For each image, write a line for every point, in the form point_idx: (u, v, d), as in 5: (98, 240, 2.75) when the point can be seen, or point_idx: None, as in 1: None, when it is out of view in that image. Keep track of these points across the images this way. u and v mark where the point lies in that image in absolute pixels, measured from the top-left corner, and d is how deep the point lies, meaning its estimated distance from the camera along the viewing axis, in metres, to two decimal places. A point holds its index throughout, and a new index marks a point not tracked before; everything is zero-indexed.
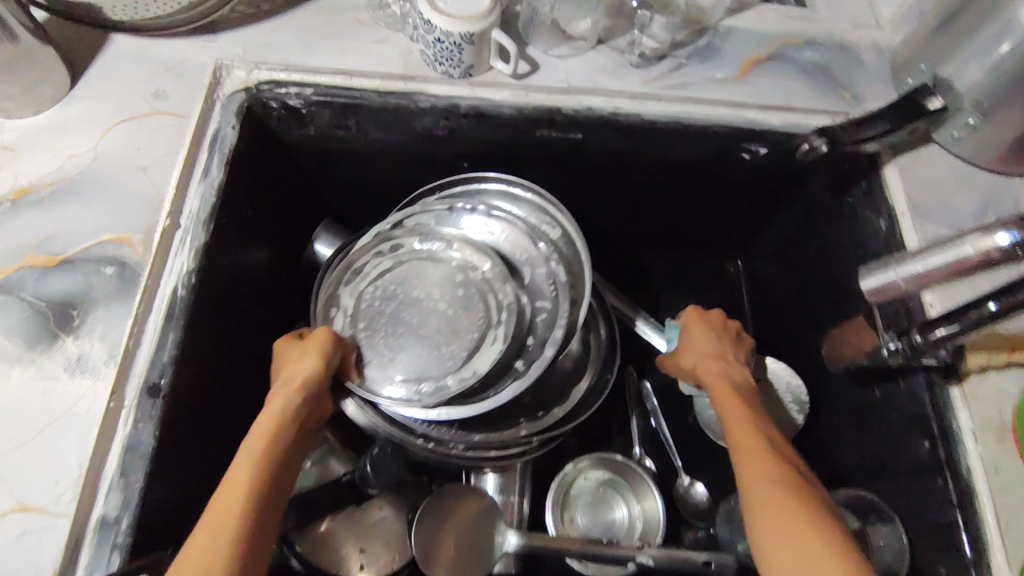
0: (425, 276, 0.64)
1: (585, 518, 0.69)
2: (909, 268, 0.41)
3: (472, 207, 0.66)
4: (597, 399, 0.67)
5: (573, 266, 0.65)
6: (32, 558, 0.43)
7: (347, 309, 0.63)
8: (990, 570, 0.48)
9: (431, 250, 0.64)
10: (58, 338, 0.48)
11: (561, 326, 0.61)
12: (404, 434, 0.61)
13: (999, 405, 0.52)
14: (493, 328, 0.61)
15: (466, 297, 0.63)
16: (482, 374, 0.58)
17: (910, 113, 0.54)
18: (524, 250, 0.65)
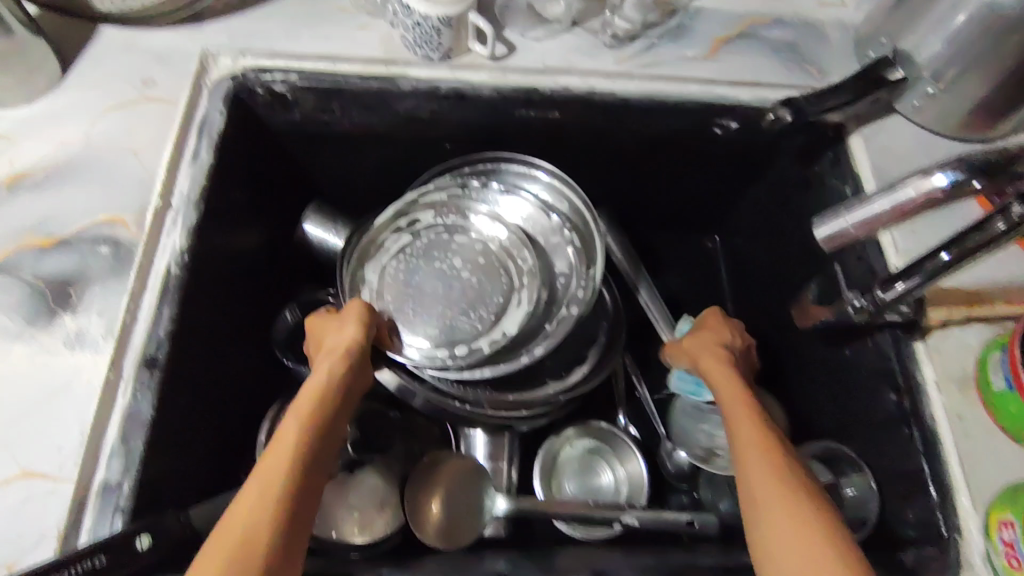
0: (446, 249, 0.68)
1: (573, 485, 0.71)
2: (860, 212, 0.38)
3: (486, 182, 0.70)
4: (615, 357, 0.70)
5: (585, 238, 0.70)
6: (39, 521, 0.45)
7: (371, 284, 0.67)
8: (955, 513, 0.53)
9: (446, 223, 0.70)
10: (57, 314, 0.51)
11: (582, 288, 0.67)
12: (441, 396, 0.62)
13: (961, 358, 0.57)
14: (517, 292, 0.67)
15: (489, 266, 0.68)
16: (512, 335, 0.64)
17: (869, 84, 0.62)
18: (537, 222, 0.71)
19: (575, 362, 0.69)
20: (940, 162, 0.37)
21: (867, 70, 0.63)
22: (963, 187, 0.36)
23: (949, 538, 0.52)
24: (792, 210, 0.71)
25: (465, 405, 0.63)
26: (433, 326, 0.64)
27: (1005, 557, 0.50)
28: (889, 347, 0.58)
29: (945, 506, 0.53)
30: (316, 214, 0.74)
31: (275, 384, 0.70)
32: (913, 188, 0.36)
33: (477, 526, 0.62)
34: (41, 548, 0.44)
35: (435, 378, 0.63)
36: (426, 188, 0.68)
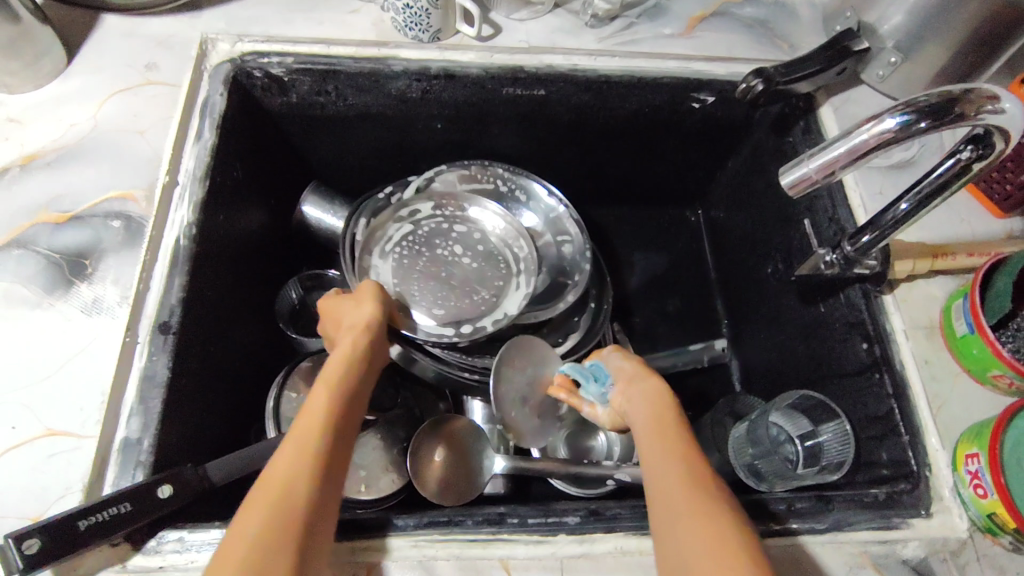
0: (446, 237, 0.75)
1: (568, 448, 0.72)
2: (820, 158, 0.42)
3: (491, 165, 0.76)
4: (605, 322, 0.73)
5: (583, 223, 0.77)
6: (63, 474, 0.47)
7: (376, 269, 0.70)
8: (925, 450, 0.56)
9: (444, 214, 0.76)
10: (74, 284, 0.54)
11: (587, 259, 0.74)
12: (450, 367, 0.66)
13: (928, 307, 0.61)
14: (514, 277, 0.74)
15: (487, 254, 0.75)
16: (513, 314, 0.70)
17: (836, 54, 0.66)
18: (540, 208, 0.77)
19: (569, 330, 0.72)
20: (889, 108, 0.42)
21: (833, 41, 0.67)
22: (911, 128, 0.41)
23: (919, 473, 0.55)
24: (767, 178, 0.74)
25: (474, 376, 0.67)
26: (439, 307, 0.70)
27: (971, 487, 0.52)
28: (860, 300, 0.61)
29: (915, 443, 0.56)
30: (314, 195, 0.77)
31: (275, 358, 0.72)
32: (866, 132, 0.41)
33: (476, 484, 0.64)
34: (66, 499, 0.47)
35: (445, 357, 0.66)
36: (440, 169, 0.75)
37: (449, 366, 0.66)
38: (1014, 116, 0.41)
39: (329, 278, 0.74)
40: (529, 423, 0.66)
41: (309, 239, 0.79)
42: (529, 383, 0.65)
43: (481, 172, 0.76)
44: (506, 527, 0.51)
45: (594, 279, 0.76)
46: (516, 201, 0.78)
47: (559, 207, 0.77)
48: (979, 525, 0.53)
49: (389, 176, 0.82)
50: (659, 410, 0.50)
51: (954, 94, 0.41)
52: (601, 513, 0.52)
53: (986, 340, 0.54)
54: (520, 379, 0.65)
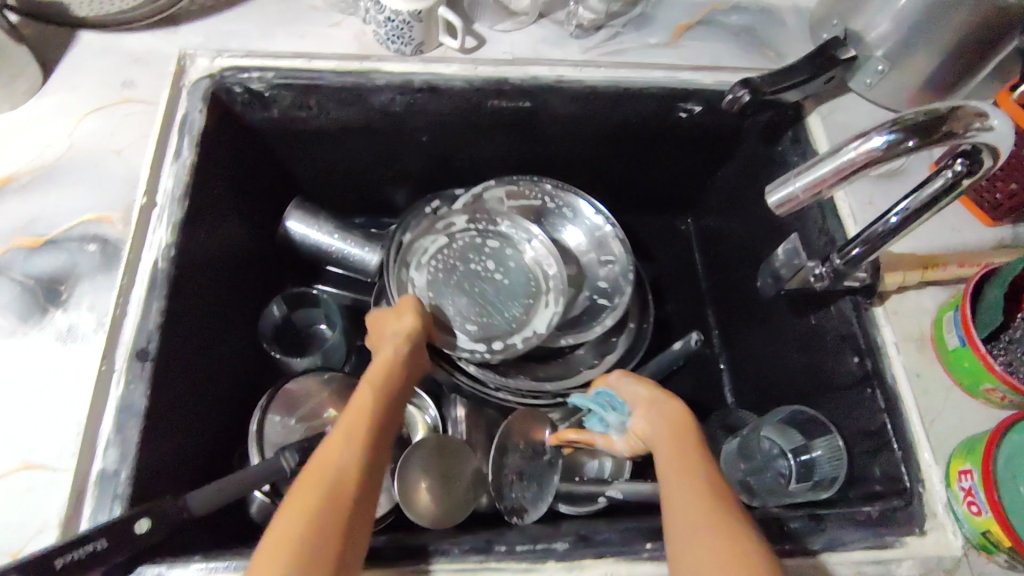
0: (480, 252, 0.74)
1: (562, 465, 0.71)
2: (807, 177, 0.41)
3: (539, 180, 0.76)
4: (642, 344, 0.75)
5: (628, 244, 0.76)
6: (39, 510, 0.46)
7: (414, 281, 0.71)
8: (918, 466, 0.55)
9: (480, 228, 0.74)
10: (49, 310, 0.53)
11: (629, 282, 0.74)
12: (481, 389, 0.67)
13: (918, 320, 0.60)
14: (544, 296, 0.73)
15: (519, 271, 0.74)
16: (542, 334, 0.70)
17: (823, 62, 0.65)
18: (587, 225, 0.77)
19: (605, 351, 0.73)
20: (877, 126, 0.41)
21: (820, 50, 0.66)
22: (899, 146, 0.40)
23: (912, 490, 0.55)
24: (758, 188, 0.73)
25: (503, 394, 0.68)
26: (471, 322, 0.70)
27: (966, 504, 0.52)
28: (850, 312, 0.61)
29: (908, 459, 0.55)
30: (299, 210, 0.77)
31: (259, 377, 0.71)
32: (853, 150, 0.40)
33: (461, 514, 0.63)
34: (42, 535, 0.46)
35: (479, 376, 0.67)
36: (489, 184, 0.74)
37: (479, 387, 0.67)
38: (1003, 133, 0.41)
39: (313, 295, 0.73)
40: (526, 493, 0.66)
41: (292, 251, 0.79)
42: (524, 456, 0.68)
43: (529, 187, 0.76)
44: (494, 554, 0.50)
45: (635, 299, 0.77)
46: (561, 217, 0.78)
47: (605, 226, 0.76)
48: (973, 542, 0.52)
49: (375, 189, 0.81)
50: (676, 426, 0.52)
51: (942, 112, 0.40)
52: (591, 537, 0.51)
53: (978, 354, 0.54)
54: (516, 455, 0.68)
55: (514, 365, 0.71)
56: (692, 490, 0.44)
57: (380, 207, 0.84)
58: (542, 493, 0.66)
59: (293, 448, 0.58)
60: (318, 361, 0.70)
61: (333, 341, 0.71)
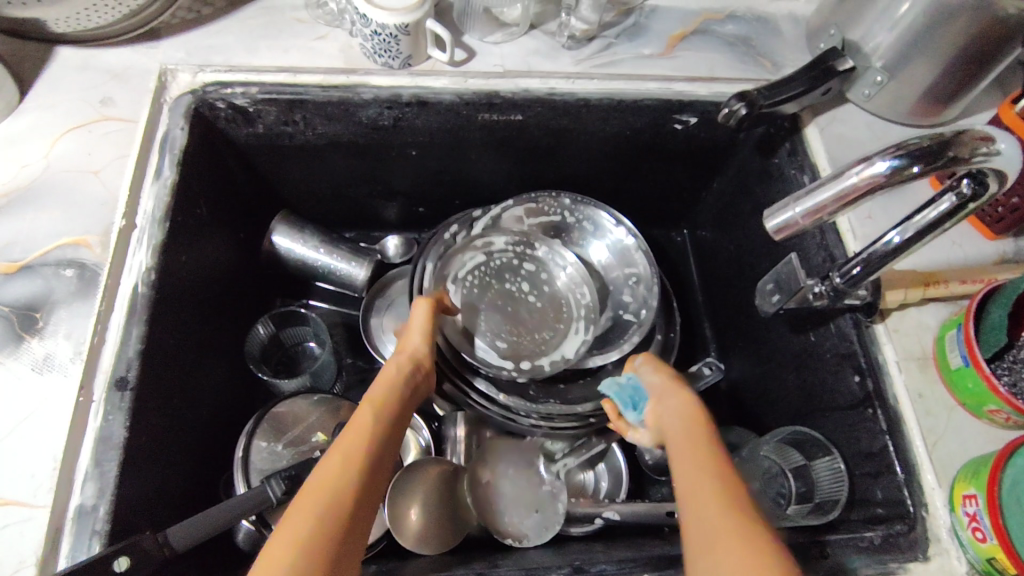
0: (515, 273, 0.72)
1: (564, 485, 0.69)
2: (806, 203, 0.41)
3: (557, 194, 0.75)
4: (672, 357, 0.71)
5: (653, 258, 0.74)
6: (14, 549, 0.44)
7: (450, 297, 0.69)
8: (921, 489, 0.54)
9: (515, 246, 0.73)
10: (24, 339, 0.51)
11: (655, 296, 0.72)
12: (505, 415, 0.64)
13: (919, 338, 0.59)
14: (574, 322, 0.71)
15: (553, 297, 0.72)
16: (570, 359, 0.68)
17: (820, 73, 0.64)
18: (613, 240, 0.75)
19: None
20: (880, 151, 0.41)
21: (817, 61, 0.65)
22: (902, 172, 0.40)
23: (916, 514, 0.53)
24: (754, 201, 0.71)
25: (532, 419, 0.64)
26: (502, 340, 0.69)
27: (971, 530, 0.50)
28: (850, 330, 0.59)
29: (911, 482, 0.54)
30: (285, 225, 0.74)
31: (245, 399, 0.69)
32: (855, 175, 0.40)
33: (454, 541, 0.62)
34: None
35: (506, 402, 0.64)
36: (507, 203, 0.74)
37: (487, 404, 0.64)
38: (1012, 157, 0.41)
39: (302, 315, 0.70)
40: (527, 521, 0.64)
41: (277, 268, 0.77)
42: (517, 484, 0.67)
43: (548, 203, 0.75)
44: None
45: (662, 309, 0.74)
46: (583, 231, 0.76)
47: (628, 238, 0.75)
48: (978, 568, 0.51)
49: (364, 204, 0.79)
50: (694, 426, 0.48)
51: (948, 136, 0.40)
52: (586, 569, 0.50)
53: (982, 374, 0.52)
54: (507, 483, 0.67)
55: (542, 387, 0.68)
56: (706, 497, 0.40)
57: (371, 220, 0.82)
58: (549, 520, 0.64)
59: (279, 476, 0.56)
60: (307, 382, 0.67)
61: (323, 361, 0.68)
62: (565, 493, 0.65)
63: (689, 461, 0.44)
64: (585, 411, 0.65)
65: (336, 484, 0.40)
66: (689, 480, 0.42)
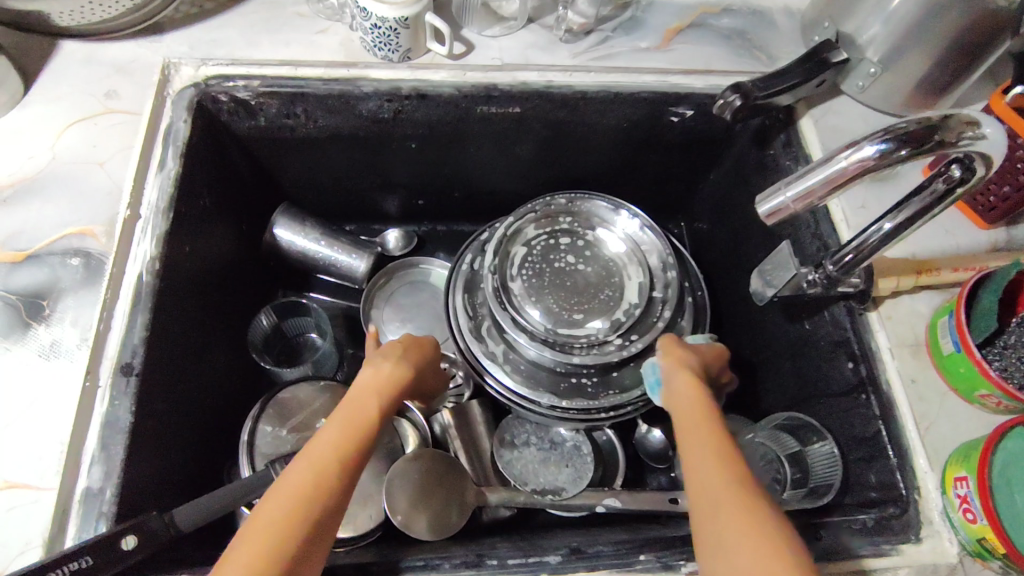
0: (540, 267, 0.74)
1: (568, 461, 0.69)
2: (797, 188, 0.42)
3: (555, 199, 0.76)
4: (699, 321, 0.73)
5: (660, 232, 0.75)
6: (21, 531, 0.45)
7: (475, 311, 0.71)
8: (914, 472, 0.54)
9: (534, 248, 0.75)
10: (31, 326, 0.52)
11: (673, 271, 0.73)
12: (584, 414, 0.68)
13: (913, 325, 0.60)
14: (605, 303, 0.72)
15: (598, 259, 0.75)
16: (607, 332, 0.69)
17: (814, 65, 0.65)
18: (622, 226, 0.76)
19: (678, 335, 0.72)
20: (869, 135, 0.42)
21: (812, 53, 0.66)
22: (891, 155, 0.41)
23: (908, 497, 0.54)
24: (751, 191, 0.72)
25: (607, 413, 0.68)
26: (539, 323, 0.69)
27: (961, 512, 0.51)
28: (845, 317, 0.60)
29: (904, 466, 0.55)
30: (286, 216, 0.75)
31: (247, 387, 0.70)
32: (844, 160, 0.41)
33: (441, 529, 0.60)
34: (25, 556, 0.45)
35: (574, 404, 0.67)
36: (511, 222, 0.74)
37: (534, 404, 0.68)
38: (998, 142, 0.41)
39: (303, 305, 0.71)
40: (561, 476, 0.68)
41: (279, 260, 0.78)
42: (541, 448, 0.70)
43: (547, 209, 0.76)
44: (486, 569, 0.49)
45: (683, 274, 0.76)
46: (589, 222, 0.77)
47: (635, 223, 0.75)
48: (969, 549, 0.52)
49: (365, 198, 0.80)
50: (700, 405, 0.49)
51: (935, 120, 0.41)
52: (584, 550, 0.50)
53: (973, 359, 0.53)
54: (533, 448, 0.70)
55: (600, 379, 0.68)
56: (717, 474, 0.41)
57: (372, 213, 0.83)
58: (579, 473, 0.69)
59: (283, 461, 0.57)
60: (310, 370, 0.69)
61: (324, 350, 0.71)
62: (587, 445, 0.70)
63: (697, 440, 0.44)
64: (641, 394, 0.68)
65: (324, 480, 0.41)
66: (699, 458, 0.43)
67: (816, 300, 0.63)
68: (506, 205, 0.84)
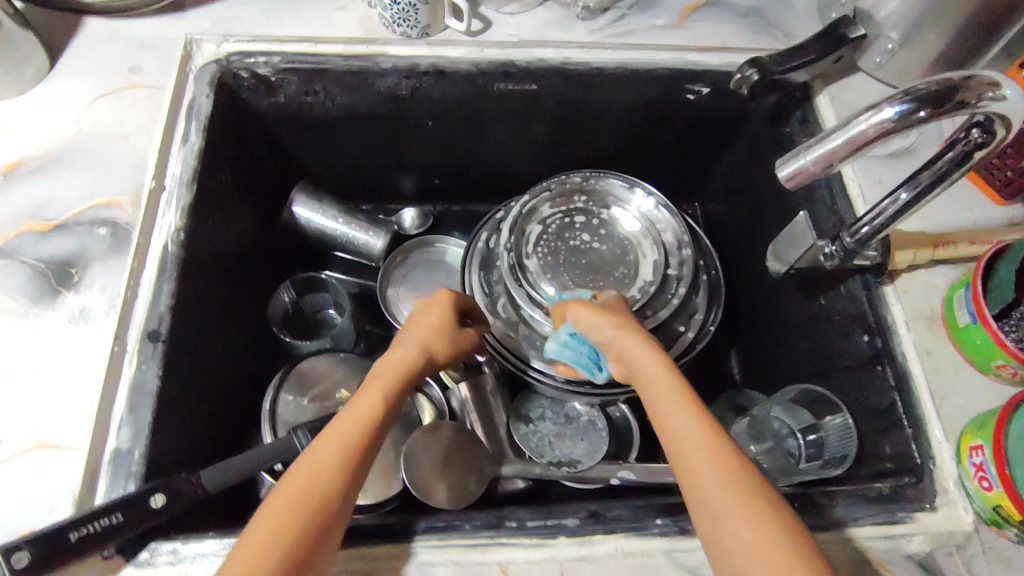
0: (555, 244, 0.74)
1: (584, 435, 0.70)
2: (816, 150, 0.43)
3: (569, 179, 0.77)
4: (716, 299, 0.74)
5: (675, 210, 0.75)
6: (52, 489, 0.46)
7: (491, 288, 0.72)
8: (929, 442, 0.55)
9: (549, 225, 0.75)
10: (60, 293, 0.53)
11: (688, 248, 0.73)
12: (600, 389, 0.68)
13: (929, 299, 0.60)
14: (621, 280, 0.72)
15: (613, 237, 0.76)
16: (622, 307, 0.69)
17: (831, 41, 0.65)
18: (638, 204, 0.76)
19: (692, 312, 0.72)
20: (888, 97, 0.42)
21: (829, 29, 0.66)
22: (911, 117, 0.41)
23: (923, 466, 0.54)
24: (765, 169, 0.72)
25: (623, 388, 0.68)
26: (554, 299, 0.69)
27: (977, 480, 0.51)
28: (861, 291, 0.60)
29: (919, 436, 0.55)
30: (303, 195, 0.76)
31: (267, 360, 0.71)
32: (863, 122, 0.41)
33: (458, 494, 0.61)
34: (57, 514, 0.46)
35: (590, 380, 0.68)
36: (527, 199, 0.75)
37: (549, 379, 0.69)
38: (1015, 102, 0.42)
39: (322, 280, 0.72)
40: (577, 449, 0.69)
41: (297, 238, 0.79)
42: (556, 423, 0.71)
43: (562, 188, 0.77)
44: (505, 530, 0.49)
45: (698, 253, 0.76)
46: (604, 201, 0.78)
47: (650, 202, 0.76)
48: (984, 517, 0.52)
49: (381, 178, 0.81)
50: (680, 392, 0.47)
51: (955, 81, 0.41)
52: (602, 514, 0.51)
53: (989, 330, 0.53)
54: (549, 423, 0.71)
55: None
56: (720, 482, 0.41)
57: (386, 192, 0.84)
58: (595, 445, 0.70)
59: (305, 428, 0.57)
60: (327, 345, 0.70)
61: (342, 325, 0.71)
62: (602, 420, 0.72)
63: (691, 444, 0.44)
64: None
65: (327, 484, 0.42)
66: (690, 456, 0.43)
67: (830, 275, 0.63)
68: (521, 185, 0.84)
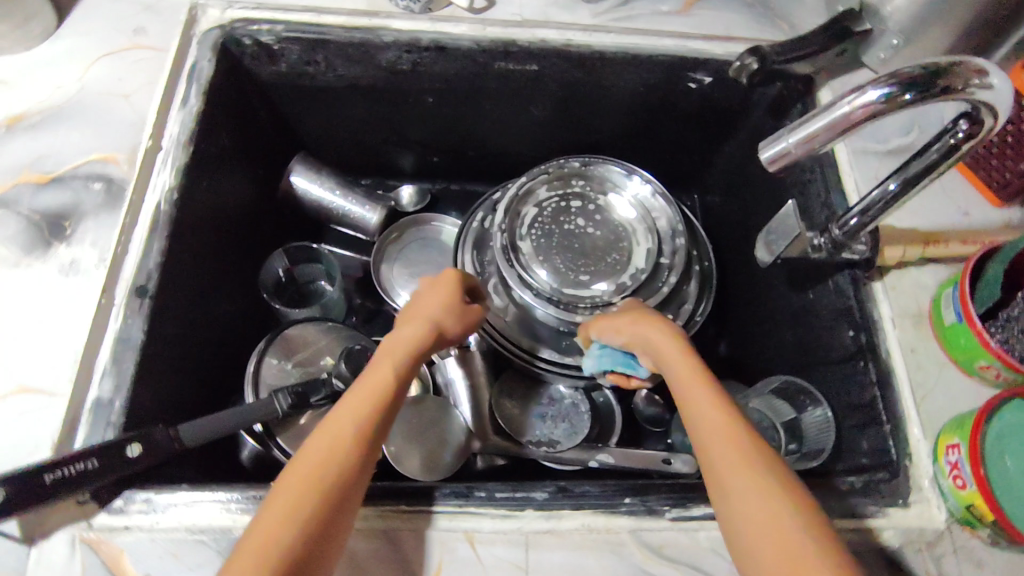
0: (549, 227, 0.74)
1: (566, 418, 0.71)
2: (799, 132, 0.43)
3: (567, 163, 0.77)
4: (706, 290, 0.74)
5: (671, 199, 0.75)
6: (33, 433, 0.47)
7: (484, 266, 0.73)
8: (906, 439, 0.54)
9: (544, 207, 0.75)
10: (52, 244, 0.54)
11: (682, 237, 0.73)
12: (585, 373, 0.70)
13: (917, 297, 0.59)
14: (612, 266, 0.73)
15: (607, 223, 0.76)
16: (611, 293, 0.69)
17: (835, 34, 0.64)
18: (635, 190, 0.76)
19: (681, 302, 0.72)
20: (874, 80, 0.42)
21: (833, 21, 0.65)
22: (895, 100, 0.41)
23: (899, 461, 0.54)
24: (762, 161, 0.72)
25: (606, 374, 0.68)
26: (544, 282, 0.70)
27: (951, 478, 0.51)
28: (849, 286, 0.60)
29: (897, 432, 0.55)
30: (302, 165, 0.77)
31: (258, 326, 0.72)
32: (846, 104, 0.41)
33: (432, 467, 0.62)
34: (35, 457, 0.47)
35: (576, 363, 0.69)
36: (524, 180, 0.74)
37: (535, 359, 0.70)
38: (1002, 92, 0.41)
39: (316, 250, 0.74)
40: (556, 432, 0.70)
41: (295, 208, 0.79)
42: (540, 405, 0.72)
43: (559, 171, 0.76)
44: (473, 500, 0.50)
45: (692, 242, 0.76)
46: (601, 186, 0.78)
47: (646, 189, 0.75)
48: (956, 516, 0.51)
49: (381, 153, 0.81)
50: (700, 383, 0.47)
51: (941, 67, 0.41)
52: (570, 489, 0.51)
53: (974, 329, 0.53)
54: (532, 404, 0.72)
55: None
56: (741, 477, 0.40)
57: (385, 169, 0.84)
58: (575, 429, 0.70)
59: (286, 390, 0.58)
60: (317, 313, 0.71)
61: (333, 296, 0.73)
62: (585, 403, 0.72)
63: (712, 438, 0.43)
64: None
65: (338, 461, 0.42)
66: (709, 449, 0.43)
67: (819, 268, 0.63)
68: (520, 168, 0.84)
